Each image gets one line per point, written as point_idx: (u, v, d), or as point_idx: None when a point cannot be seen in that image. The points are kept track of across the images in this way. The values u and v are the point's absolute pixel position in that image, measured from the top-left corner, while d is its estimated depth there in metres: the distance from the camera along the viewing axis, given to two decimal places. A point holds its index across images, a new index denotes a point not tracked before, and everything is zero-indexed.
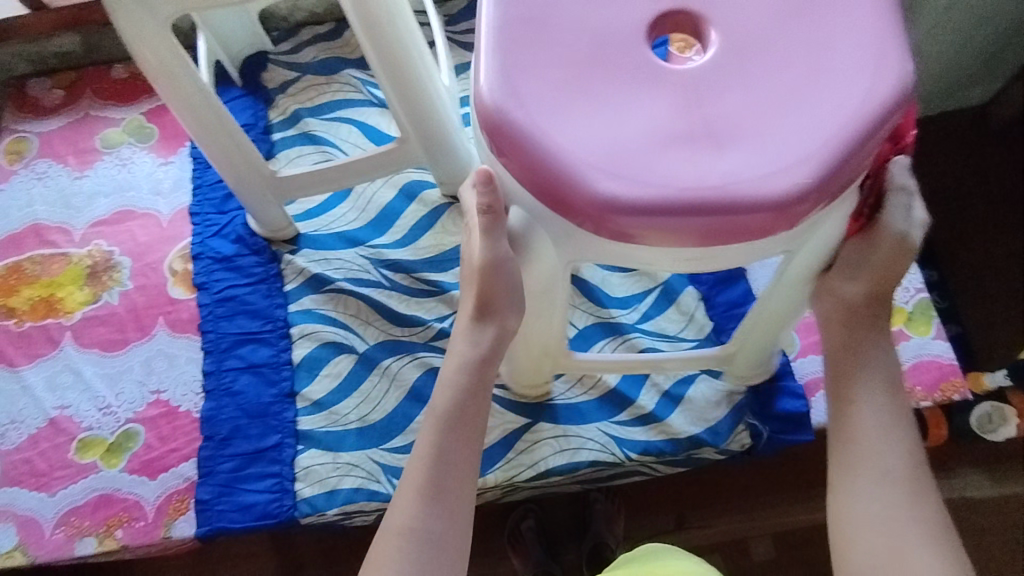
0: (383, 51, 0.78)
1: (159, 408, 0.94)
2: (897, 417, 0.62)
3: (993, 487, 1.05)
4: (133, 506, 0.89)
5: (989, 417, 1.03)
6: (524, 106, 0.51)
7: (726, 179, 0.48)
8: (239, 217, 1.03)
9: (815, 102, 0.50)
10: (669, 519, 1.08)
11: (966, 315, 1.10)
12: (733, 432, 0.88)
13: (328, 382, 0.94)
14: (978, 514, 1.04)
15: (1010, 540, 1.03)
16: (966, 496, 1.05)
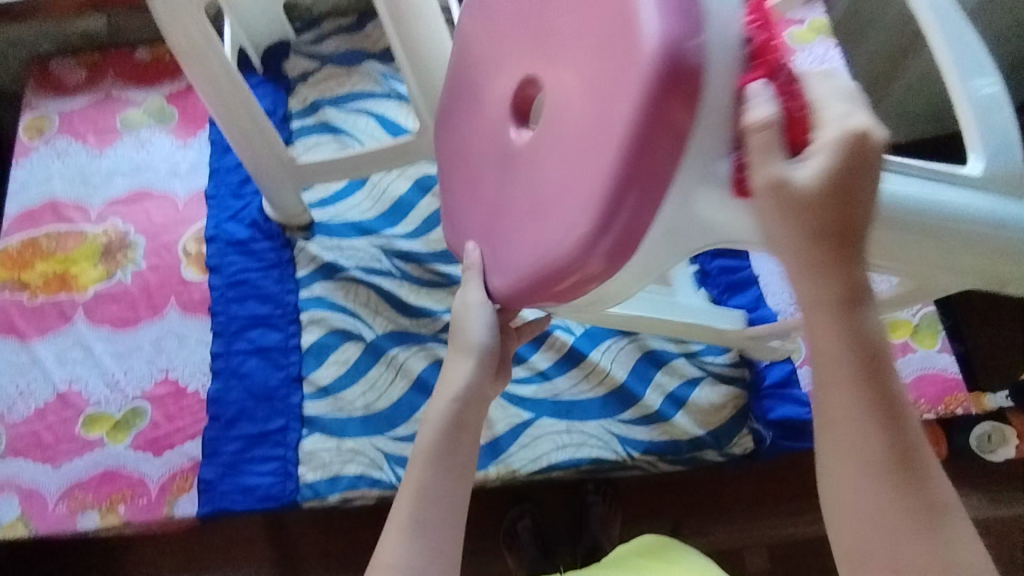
0: (410, 46, 0.79)
1: (167, 387, 0.95)
2: (878, 378, 0.36)
3: (988, 507, 1.06)
4: (137, 483, 0.90)
5: (988, 437, 1.06)
6: (455, 228, 0.59)
7: (572, 211, 0.41)
8: (254, 202, 1.04)
9: (578, 93, 0.42)
10: (664, 523, 1.09)
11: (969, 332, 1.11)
12: (735, 437, 0.89)
13: (335, 369, 0.94)
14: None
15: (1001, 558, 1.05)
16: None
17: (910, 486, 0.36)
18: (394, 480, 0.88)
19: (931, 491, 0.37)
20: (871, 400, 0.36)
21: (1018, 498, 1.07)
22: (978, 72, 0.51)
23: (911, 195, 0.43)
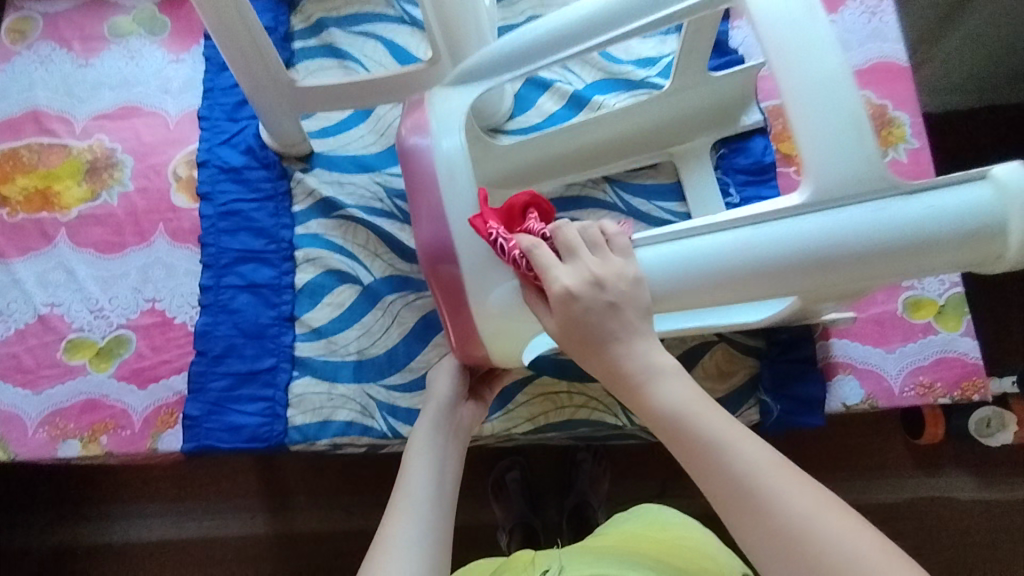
0: None
1: (153, 317, 0.91)
2: (689, 428, 0.47)
3: (980, 491, 1.06)
4: (121, 414, 0.87)
5: (987, 422, 1.01)
6: None
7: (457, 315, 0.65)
8: (250, 127, 0.97)
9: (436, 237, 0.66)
10: (653, 485, 1.07)
11: (992, 314, 1.06)
12: (742, 407, 0.86)
13: (329, 311, 0.90)
14: (960, 516, 1.05)
15: (986, 542, 1.05)
16: (950, 497, 1.06)
17: (756, 500, 0.43)
18: (384, 430, 0.85)
19: (778, 499, 0.42)
20: (686, 453, 0.47)
21: (1011, 484, 1.06)
22: (840, 102, 0.54)
23: (682, 255, 0.57)
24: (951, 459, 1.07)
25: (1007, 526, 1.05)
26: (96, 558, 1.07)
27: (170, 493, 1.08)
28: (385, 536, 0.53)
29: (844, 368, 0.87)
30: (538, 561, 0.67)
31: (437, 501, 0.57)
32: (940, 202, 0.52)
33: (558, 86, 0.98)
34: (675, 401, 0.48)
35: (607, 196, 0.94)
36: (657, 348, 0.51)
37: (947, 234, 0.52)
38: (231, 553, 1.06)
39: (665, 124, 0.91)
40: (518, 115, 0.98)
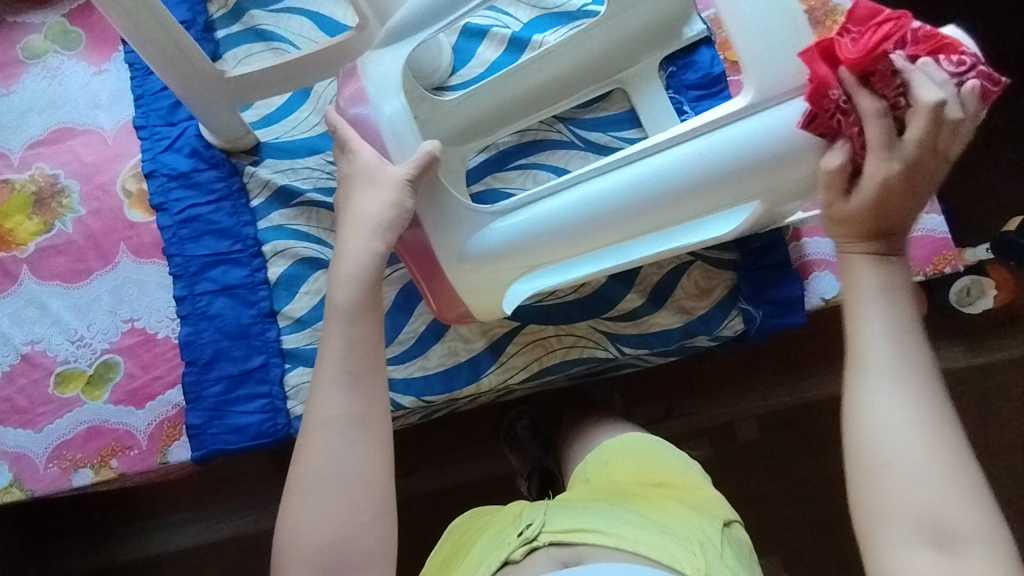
0: None
1: (136, 336, 0.90)
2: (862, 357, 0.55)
3: (968, 358, 1.10)
4: (125, 435, 0.88)
5: (968, 290, 1.04)
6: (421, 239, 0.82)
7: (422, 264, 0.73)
8: (190, 128, 0.95)
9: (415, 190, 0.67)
10: (659, 408, 1.10)
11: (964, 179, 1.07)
12: (725, 318, 0.87)
13: (309, 299, 0.90)
14: (950, 384, 1.11)
15: (978, 405, 1.11)
16: (937, 368, 1.11)
17: (865, 469, 0.52)
18: None
19: (870, 421, 0.52)
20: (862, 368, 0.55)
21: (997, 345, 1.11)
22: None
23: (648, 175, 0.59)
24: (938, 333, 1.11)
25: (996, 386, 1.11)
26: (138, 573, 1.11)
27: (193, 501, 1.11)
28: (306, 448, 0.58)
29: (818, 266, 0.88)
30: (523, 514, 0.69)
31: (351, 408, 0.59)
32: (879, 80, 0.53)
33: (496, 31, 0.95)
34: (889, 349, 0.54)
35: (563, 135, 0.93)
36: (867, 267, 0.56)
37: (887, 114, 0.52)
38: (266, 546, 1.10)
39: (611, 50, 0.88)
40: (460, 68, 0.95)
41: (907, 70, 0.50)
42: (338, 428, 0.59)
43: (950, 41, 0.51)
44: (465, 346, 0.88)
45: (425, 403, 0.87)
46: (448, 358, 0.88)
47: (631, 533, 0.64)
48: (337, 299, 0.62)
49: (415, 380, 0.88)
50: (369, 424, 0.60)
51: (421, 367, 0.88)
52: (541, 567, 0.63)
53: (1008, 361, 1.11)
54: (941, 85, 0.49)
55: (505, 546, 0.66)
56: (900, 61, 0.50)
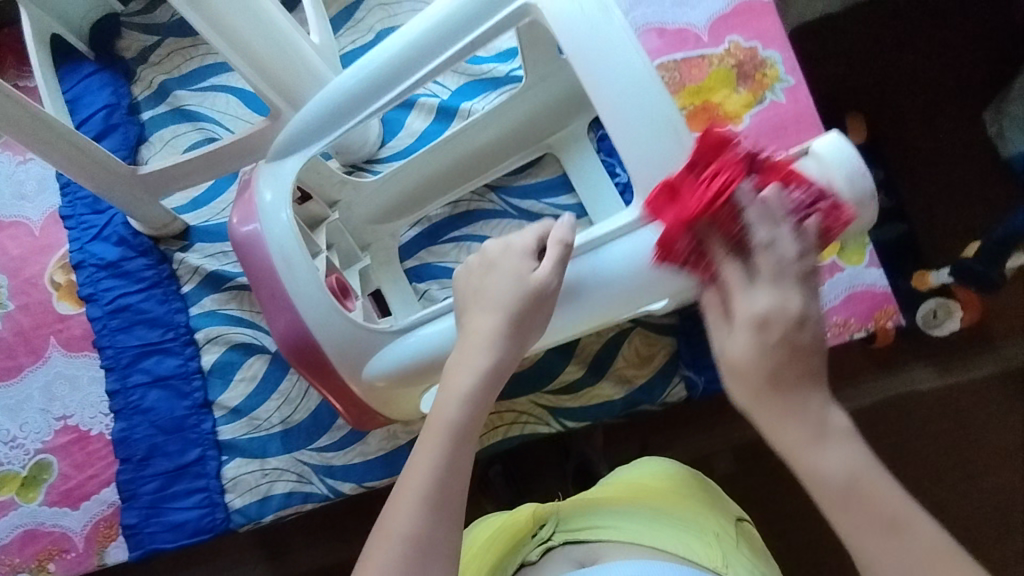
0: (227, 33, 0.66)
1: (69, 435, 0.88)
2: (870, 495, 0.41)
3: (939, 378, 1.07)
4: (61, 538, 0.86)
5: (934, 313, 1.04)
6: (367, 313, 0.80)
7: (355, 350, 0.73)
8: (117, 215, 0.93)
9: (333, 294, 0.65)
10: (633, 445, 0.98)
11: (912, 211, 1.10)
12: (668, 386, 0.86)
13: (244, 387, 0.88)
14: (924, 406, 1.07)
15: (955, 425, 1.07)
16: (910, 390, 1.08)
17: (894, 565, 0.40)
18: (326, 492, 0.86)
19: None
20: (862, 493, 0.41)
21: (968, 364, 1.07)
22: (652, 103, 0.54)
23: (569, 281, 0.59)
24: (907, 355, 1.08)
25: (972, 406, 1.07)
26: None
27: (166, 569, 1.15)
28: (384, 527, 0.49)
29: None
30: (542, 512, 0.68)
31: (440, 492, 0.49)
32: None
33: (423, 101, 0.94)
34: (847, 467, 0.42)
35: (496, 205, 0.92)
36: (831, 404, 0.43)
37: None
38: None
39: (538, 119, 0.87)
40: (389, 139, 0.94)
41: (761, 214, 0.46)
42: (422, 511, 0.48)
43: (832, 148, 0.53)
44: (405, 427, 0.86)
45: (365, 489, 0.85)
46: (387, 441, 0.86)
47: (650, 533, 0.61)
48: (447, 416, 0.51)
49: (355, 466, 0.86)
50: (452, 513, 0.49)
51: (360, 452, 0.86)
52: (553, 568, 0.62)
53: (981, 380, 1.07)
54: (778, 219, 0.46)
55: (521, 544, 0.65)
56: (746, 193, 0.47)
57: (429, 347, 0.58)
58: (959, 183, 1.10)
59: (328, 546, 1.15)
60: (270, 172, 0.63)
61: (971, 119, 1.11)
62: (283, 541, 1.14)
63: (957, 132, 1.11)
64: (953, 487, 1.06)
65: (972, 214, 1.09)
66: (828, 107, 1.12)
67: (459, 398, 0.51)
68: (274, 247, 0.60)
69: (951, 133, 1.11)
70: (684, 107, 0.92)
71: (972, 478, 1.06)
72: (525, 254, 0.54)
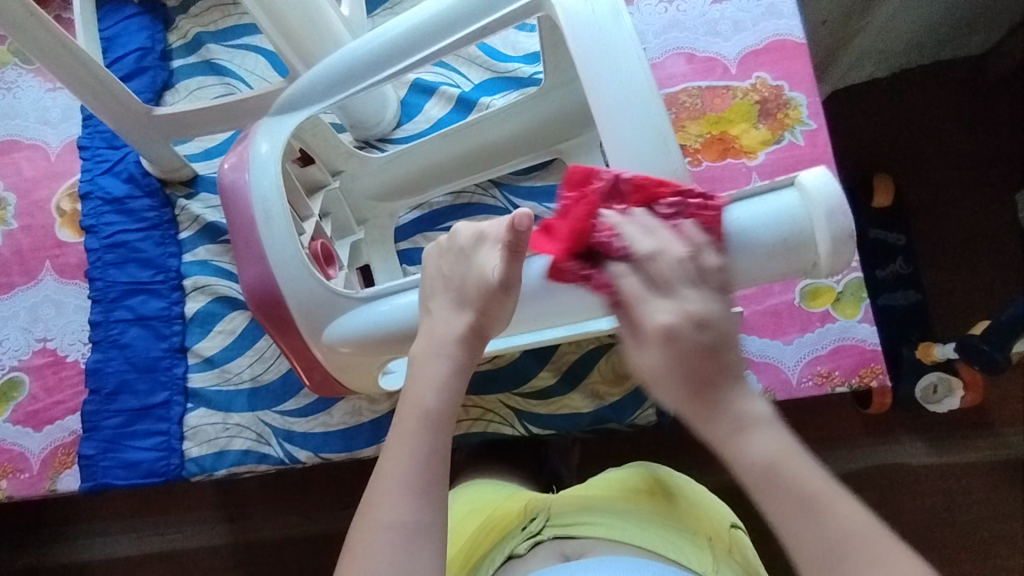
0: (276, 20, 0.71)
1: (45, 357, 0.89)
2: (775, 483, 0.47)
3: (932, 456, 1.05)
4: (18, 457, 0.86)
5: (934, 388, 0.99)
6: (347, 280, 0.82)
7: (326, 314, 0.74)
8: (131, 154, 0.95)
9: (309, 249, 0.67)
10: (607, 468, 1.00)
11: (926, 280, 1.08)
12: (638, 408, 0.84)
13: (221, 339, 0.89)
14: (914, 480, 1.05)
15: (941, 504, 1.05)
16: (902, 462, 1.05)
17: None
18: (282, 456, 0.85)
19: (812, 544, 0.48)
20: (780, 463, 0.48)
21: (965, 447, 1.06)
22: (646, 107, 0.55)
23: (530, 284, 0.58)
24: (900, 425, 1.06)
25: (962, 490, 1.05)
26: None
27: (130, 512, 1.20)
28: (371, 516, 0.51)
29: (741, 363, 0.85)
30: (530, 510, 0.68)
31: (426, 477, 0.52)
32: (762, 210, 0.51)
33: (444, 89, 0.95)
34: (767, 455, 0.48)
35: (497, 201, 0.92)
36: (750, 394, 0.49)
37: (767, 244, 0.51)
38: (192, 563, 1.18)
39: (551, 120, 0.87)
40: (405, 122, 0.95)
41: (626, 224, 0.50)
42: (411, 500, 0.51)
43: (817, 181, 0.50)
44: (370, 406, 0.86)
45: (321, 460, 0.85)
46: (351, 416, 0.86)
47: (638, 531, 0.61)
48: (425, 402, 0.54)
49: (315, 435, 0.86)
50: (439, 493, 0.53)
51: (323, 422, 0.86)
52: (541, 562, 0.61)
53: (976, 466, 1.05)
54: (654, 232, 0.50)
55: (510, 540, 0.65)
56: (612, 217, 0.51)
57: (392, 318, 0.60)
58: (975, 259, 1.08)
59: (289, 515, 1.17)
60: (270, 124, 0.65)
61: (999, 199, 1.09)
62: (241, 497, 1.18)
63: (981, 209, 1.09)
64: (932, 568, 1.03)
65: (984, 293, 1.07)
66: (854, 161, 1.11)
67: (436, 385, 0.55)
68: (256, 197, 0.62)
69: (975, 209, 1.09)
70: (701, 134, 0.92)
71: (955, 560, 1.03)
72: (495, 243, 0.55)
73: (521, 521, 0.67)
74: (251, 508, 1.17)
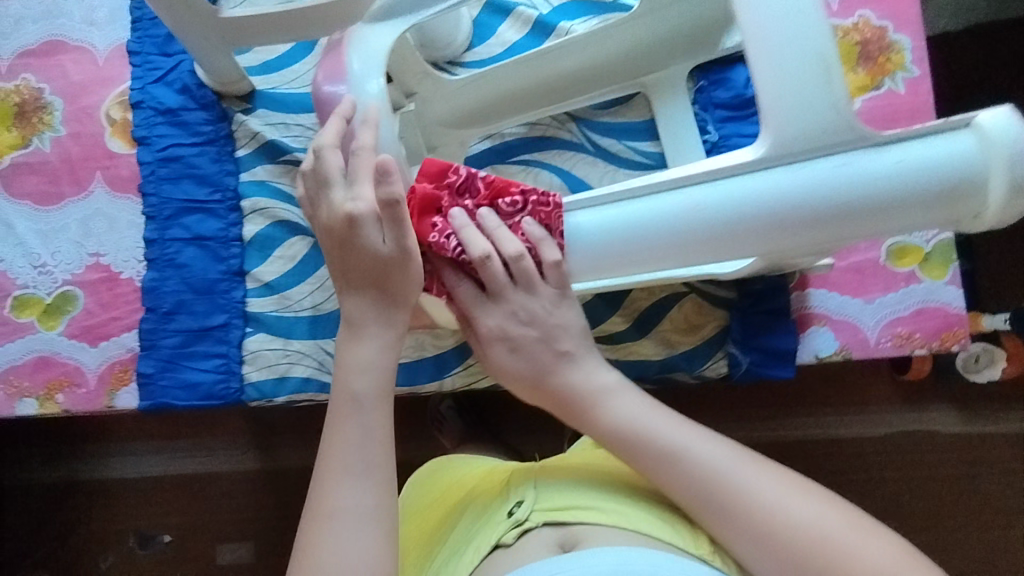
0: None
1: (99, 273, 0.87)
2: (648, 441, 0.60)
3: (961, 425, 1.04)
4: (74, 372, 0.85)
5: (975, 359, 0.99)
6: None
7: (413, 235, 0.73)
8: (184, 62, 0.89)
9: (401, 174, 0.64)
10: None
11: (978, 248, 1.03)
12: (710, 358, 0.82)
13: (281, 265, 0.86)
14: (941, 449, 1.05)
15: (964, 475, 1.04)
16: (927, 431, 1.05)
17: (716, 523, 0.57)
18: None
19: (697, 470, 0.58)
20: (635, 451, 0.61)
21: (999, 419, 1.05)
22: (809, 29, 0.49)
23: (614, 223, 0.53)
24: (933, 393, 1.05)
25: (988, 460, 1.05)
26: (95, 495, 1.21)
27: (162, 434, 1.21)
28: (321, 509, 0.55)
29: (819, 321, 0.82)
30: (512, 489, 0.67)
31: (368, 462, 0.57)
32: (634, 212, 0.52)
33: (521, 11, 0.88)
34: (627, 419, 0.62)
35: (574, 136, 0.86)
36: (596, 368, 0.66)
37: (802, 212, 0.49)
38: (222, 488, 1.19)
39: (643, 49, 0.81)
40: (477, 45, 0.88)
41: (490, 235, 0.59)
42: (353, 481, 0.56)
43: (997, 122, 0.46)
44: (434, 341, 0.84)
45: None
46: (413, 350, 0.84)
47: (621, 513, 0.61)
48: (351, 387, 0.59)
49: None
50: (381, 477, 0.57)
51: None
52: (539, 543, 0.60)
53: (1009, 438, 1.04)
54: (512, 233, 0.59)
55: (494, 528, 0.63)
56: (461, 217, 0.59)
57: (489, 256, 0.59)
58: None
59: None
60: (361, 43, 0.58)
61: None
62: (273, 425, 1.19)
63: None
64: (949, 537, 1.04)
65: None
66: None
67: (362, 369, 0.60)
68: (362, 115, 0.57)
69: None
70: None
71: (973, 529, 1.04)
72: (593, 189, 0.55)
73: (506, 503, 0.65)
74: (280, 440, 1.18)
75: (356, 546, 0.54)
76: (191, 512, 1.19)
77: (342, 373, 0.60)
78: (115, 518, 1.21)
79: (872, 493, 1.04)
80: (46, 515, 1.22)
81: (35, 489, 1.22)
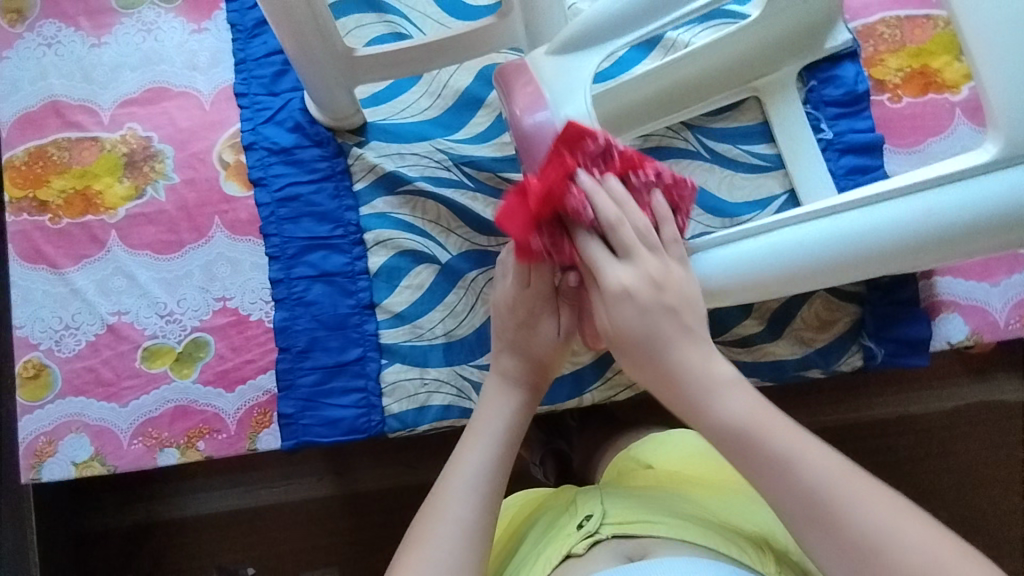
0: None
1: (228, 316, 0.87)
2: (756, 435, 0.50)
3: None
4: (214, 418, 0.85)
5: None
6: None
7: None
8: (294, 100, 0.89)
9: None
10: None
11: None
12: (844, 352, 0.84)
13: (410, 294, 0.86)
14: (1013, 419, 1.06)
15: None
16: (998, 402, 1.07)
17: (813, 531, 0.47)
18: None
19: (789, 467, 0.49)
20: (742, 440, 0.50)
21: None
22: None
23: (748, 255, 0.63)
24: (1001, 366, 1.07)
25: None
26: (175, 542, 1.11)
27: (240, 469, 1.12)
28: (436, 511, 0.59)
29: (947, 308, 0.84)
30: (579, 504, 0.66)
31: (489, 484, 0.61)
32: (835, 228, 0.62)
33: None
34: (741, 412, 0.51)
35: (689, 144, 0.87)
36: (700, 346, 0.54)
37: (997, 219, 0.59)
38: (296, 521, 1.11)
39: (759, 54, 0.83)
40: None
41: (623, 194, 0.56)
42: (475, 500, 0.59)
43: None
44: (571, 358, 0.84)
45: None
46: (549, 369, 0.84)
47: (700, 529, 0.61)
48: (495, 424, 0.66)
49: None
50: (496, 504, 0.60)
51: None
52: (604, 562, 0.59)
53: None
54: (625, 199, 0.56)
55: (564, 540, 0.62)
56: (587, 183, 0.56)
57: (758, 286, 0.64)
58: None
59: None
60: (559, 90, 0.66)
61: None
62: (346, 451, 1.12)
63: None
64: None
65: None
66: None
67: (506, 409, 0.67)
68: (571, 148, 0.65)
69: None
70: (900, 68, 0.87)
71: None
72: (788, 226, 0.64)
73: (574, 515, 0.65)
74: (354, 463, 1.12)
75: (450, 555, 0.56)
76: (268, 545, 1.11)
77: (485, 407, 0.67)
78: (192, 558, 1.10)
79: (943, 467, 1.06)
80: (114, 565, 1.10)
81: (102, 547, 1.10)
